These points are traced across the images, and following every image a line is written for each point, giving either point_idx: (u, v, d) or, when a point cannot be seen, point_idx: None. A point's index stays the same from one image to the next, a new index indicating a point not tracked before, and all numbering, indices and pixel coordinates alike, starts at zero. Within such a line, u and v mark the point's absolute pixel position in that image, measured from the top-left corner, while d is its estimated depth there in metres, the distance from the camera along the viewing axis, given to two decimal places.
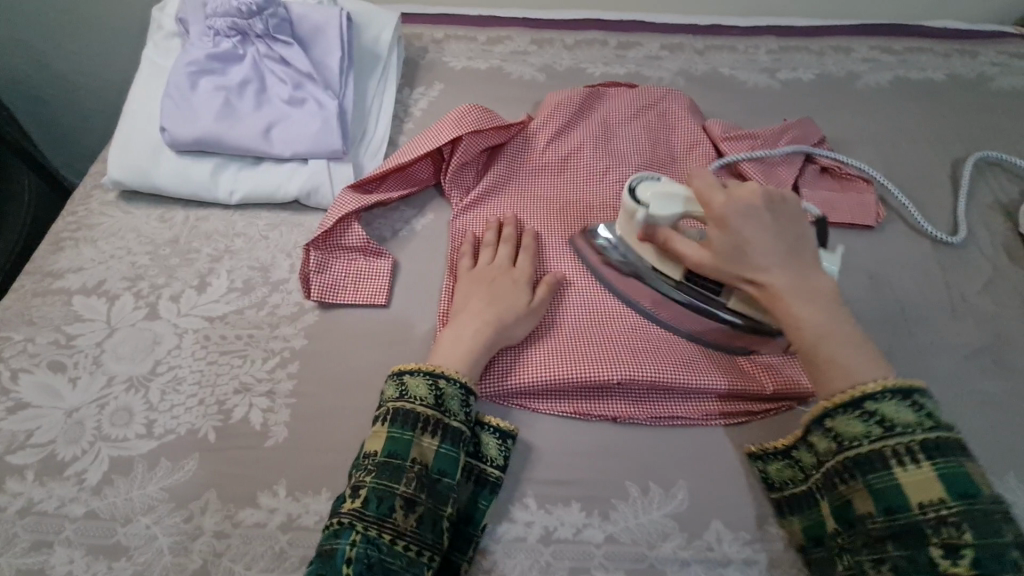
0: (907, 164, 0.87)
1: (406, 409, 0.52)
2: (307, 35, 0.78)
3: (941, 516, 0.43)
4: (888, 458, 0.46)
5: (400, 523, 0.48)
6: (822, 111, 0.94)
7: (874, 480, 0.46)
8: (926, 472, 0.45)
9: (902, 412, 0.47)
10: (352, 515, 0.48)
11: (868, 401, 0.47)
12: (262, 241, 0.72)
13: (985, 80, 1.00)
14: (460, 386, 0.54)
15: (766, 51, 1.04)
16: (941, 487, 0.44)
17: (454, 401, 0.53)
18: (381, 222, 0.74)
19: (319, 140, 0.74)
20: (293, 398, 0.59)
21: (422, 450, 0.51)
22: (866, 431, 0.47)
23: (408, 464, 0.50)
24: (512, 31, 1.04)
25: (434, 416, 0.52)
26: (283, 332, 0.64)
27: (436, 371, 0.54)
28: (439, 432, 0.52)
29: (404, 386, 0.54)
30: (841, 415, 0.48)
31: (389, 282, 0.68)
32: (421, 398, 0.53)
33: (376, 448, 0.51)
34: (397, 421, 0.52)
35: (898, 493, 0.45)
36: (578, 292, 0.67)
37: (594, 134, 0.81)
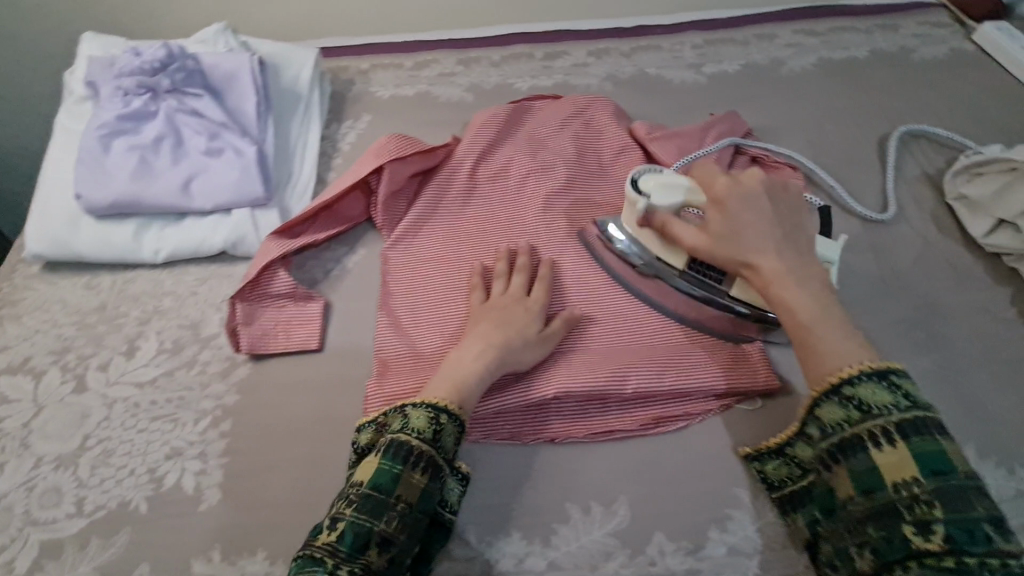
0: (836, 145, 0.87)
1: (401, 441, 0.50)
2: (219, 83, 0.78)
3: (913, 494, 0.42)
4: (866, 441, 0.45)
5: (372, 562, 0.45)
6: (749, 100, 0.95)
7: (856, 463, 0.45)
8: (902, 453, 0.44)
9: (879, 394, 0.45)
10: (323, 548, 0.45)
11: (846, 384, 0.46)
12: (191, 297, 0.71)
13: (908, 52, 1.01)
14: (458, 422, 0.52)
15: (691, 46, 1.05)
16: (916, 466, 0.43)
17: (449, 438, 0.51)
18: (312, 264, 0.74)
19: (239, 189, 0.73)
20: (226, 457, 0.58)
21: (410, 487, 0.48)
22: (846, 414, 0.46)
23: (393, 500, 0.48)
24: (438, 53, 1.04)
25: (425, 451, 0.50)
26: (214, 390, 0.63)
27: (439, 405, 0.52)
28: (429, 469, 0.49)
29: (406, 418, 0.52)
30: (821, 404, 0.47)
31: (322, 324, 0.67)
32: (419, 430, 0.51)
33: (364, 478, 0.49)
34: (389, 453, 0.49)
35: (875, 475, 0.44)
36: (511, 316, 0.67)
37: (521, 150, 0.81)
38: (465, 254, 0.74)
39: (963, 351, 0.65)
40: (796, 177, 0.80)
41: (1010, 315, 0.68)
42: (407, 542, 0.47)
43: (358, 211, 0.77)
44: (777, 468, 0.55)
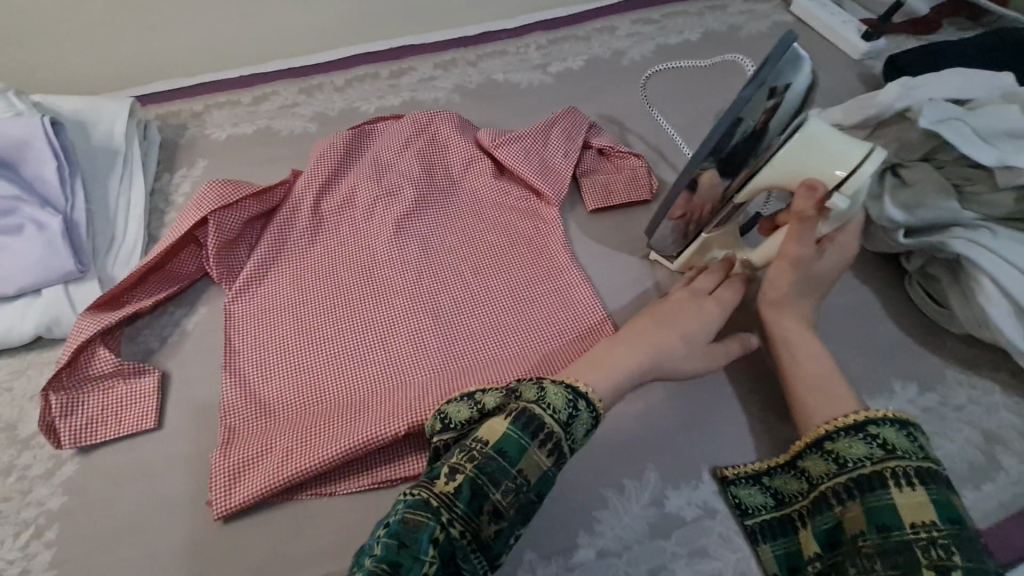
0: (676, 127, 0.90)
1: (537, 413, 0.48)
2: (9, 153, 0.70)
3: (932, 537, 0.43)
4: (886, 478, 0.46)
5: (481, 530, 0.45)
6: (595, 95, 0.97)
7: (872, 499, 0.46)
8: (921, 497, 0.45)
9: (901, 439, 0.48)
10: (442, 498, 0.44)
11: (871, 424, 0.49)
12: (6, 394, 0.63)
13: (736, 30, 1.07)
14: (593, 411, 0.52)
15: (536, 47, 1.05)
16: (933, 512, 0.44)
17: (579, 427, 0.50)
18: (146, 333, 0.68)
19: (46, 266, 0.66)
20: (53, 570, 0.52)
21: (530, 464, 0.47)
22: (869, 451, 0.48)
23: (513, 471, 0.46)
24: (277, 84, 0.99)
25: (556, 432, 0.48)
26: (37, 496, 0.56)
27: (579, 390, 0.52)
28: (551, 450, 0.48)
29: (543, 390, 0.50)
30: (843, 438, 0.50)
31: (159, 399, 0.62)
32: (556, 409, 0.49)
33: (489, 437, 0.47)
34: (519, 421, 0.48)
35: (894, 513, 0.45)
36: (366, 356, 0.66)
37: (365, 176, 0.79)
38: (313, 294, 0.71)
39: None
40: (639, 163, 0.82)
41: None
42: (518, 517, 0.45)
43: (189, 268, 0.72)
44: (752, 494, 0.55)
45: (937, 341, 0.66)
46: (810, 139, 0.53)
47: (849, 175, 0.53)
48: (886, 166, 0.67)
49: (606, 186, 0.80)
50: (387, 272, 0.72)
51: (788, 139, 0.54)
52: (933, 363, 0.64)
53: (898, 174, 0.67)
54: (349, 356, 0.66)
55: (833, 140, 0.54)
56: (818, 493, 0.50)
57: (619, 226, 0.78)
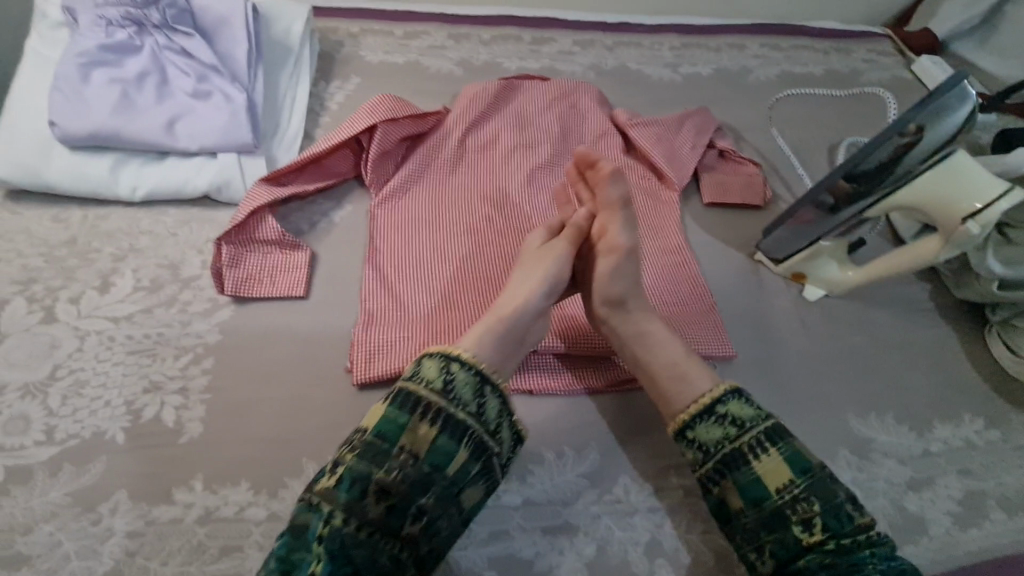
0: (793, 148, 0.96)
1: (410, 390, 0.49)
2: (209, 26, 0.76)
3: (794, 496, 0.49)
4: (746, 452, 0.51)
5: (371, 510, 0.45)
6: (719, 102, 1.02)
7: (740, 476, 0.51)
8: (775, 459, 0.50)
9: (744, 410, 0.53)
10: (323, 494, 0.45)
11: (718, 404, 0.54)
12: (171, 238, 0.70)
13: (857, 74, 1.12)
14: (474, 372, 0.51)
15: (669, 47, 1.11)
16: (788, 469, 0.50)
17: (465, 388, 0.50)
18: (298, 216, 0.74)
19: (227, 133, 0.72)
20: (208, 394, 0.58)
21: (414, 438, 0.47)
22: (724, 432, 0.53)
23: (396, 451, 0.47)
24: (427, 25, 1.05)
25: (438, 404, 0.48)
26: (195, 329, 0.63)
27: (453, 356, 0.51)
28: (437, 420, 0.48)
29: (415, 368, 0.51)
30: (700, 423, 0.54)
31: (308, 273, 0.68)
32: (430, 380, 0.50)
33: (369, 425, 0.48)
34: (396, 401, 0.49)
35: (759, 485, 0.50)
36: (491, 279, 0.70)
37: (510, 123, 0.85)
38: (450, 215, 0.76)
39: (892, 331, 0.73)
40: (756, 172, 0.87)
41: (929, 303, 0.77)
42: (407, 491, 0.45)
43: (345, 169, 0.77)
44: (690, 454, 0.54)
45: (1008, 389, 0.71)
46: (949, 169, 0.59)
47: (988, 206, 0.57)
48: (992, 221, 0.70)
49: (724, 185, 0.85)
50: (517, 210, 0.77)
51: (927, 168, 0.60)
52: (1002, 406, 0.69)
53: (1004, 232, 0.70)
54: (476, 275, 0.71)
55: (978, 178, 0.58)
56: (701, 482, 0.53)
57: (732, 223, 0.83)
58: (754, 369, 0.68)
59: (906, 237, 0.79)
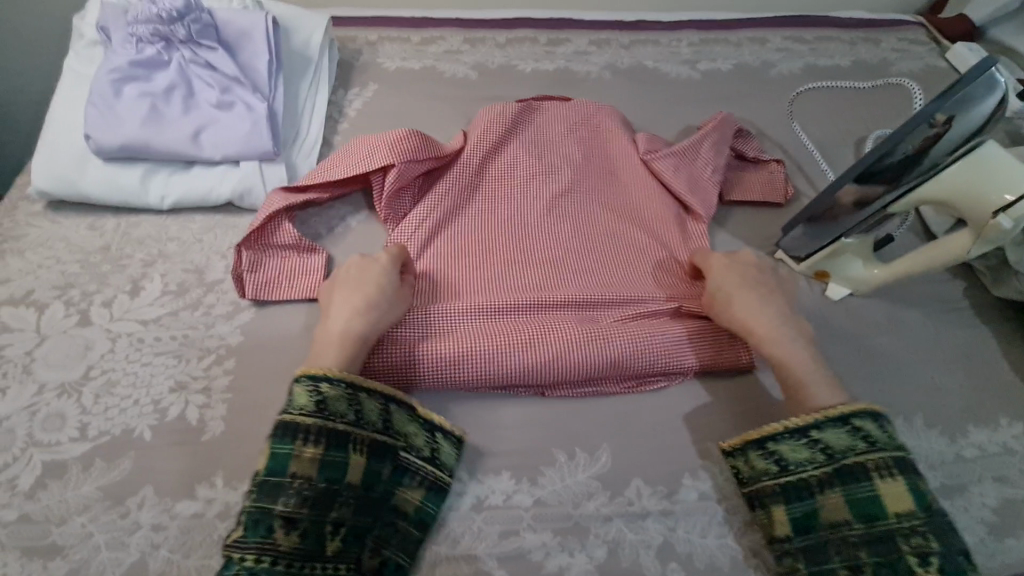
0: (816, 142, 0.93)
1: (285, 422, 0.52)
2: (232, 39, 0.79)
3: (912, 526, 0.50)
4: (870, 471, 0.52)
5: (281, 543, 0.48)
6: (739, 98, 1.00)
7: (858, 492, 0.52)
8: (900, 487, 0.51)
9: (878, 431, 0.54)
10: (232, 545, 0.48)
11: (857, 418, 0.54)
12: (197, 244, 0.72)
13: (886, 65, 1.08)
14: (342, 387, 0.53)
15: (687, 44, 1.09)
16: (910, 499, 0.51)
17: (339, 402, 0.53)
18: (316, 220, 0.76)
19: (249, 142, 0.75)
20: (230, 393, 0.60)
21: (302, 464, 0.51)
22: (853, 445, 0.53)
23: (288, 480, 0.50)
24: (444, 30, 1.07)
25: (315, 425, 0.52)
26: (218, 331, 0.65)
27: (316, 377, 0.53)
28: (318, 441, 0.51)
29: (286, 398, 0.53)
30: (829, 429, 0.54)
31: (325, 275, 0.70)
32: (301, 407, 0.52)
33: (259, 467, 0.51)
34: (276, 436, 0.51)
35: (878, 505, 0.51)
36: (500, 280, 0.69)
37: (521, 119, 0.82)
38: (459, 214, 0.74)
39: (922, 331, 0.70)
40: (779, 169, 0.84)
41: (963, 302, 0.74)
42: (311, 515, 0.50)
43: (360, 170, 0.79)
44: (761, 463, 0.55)
45: None
46: (980, 164, 0.56)
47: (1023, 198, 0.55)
48: None
49: (744, 181, 0.83)
50: (529, 210, 0.76)
51: (953, 161, 0.57)
52: None
53: None
54: (484, 275, 0.69)
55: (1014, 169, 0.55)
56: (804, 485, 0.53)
57: (752, 220, 0.81)
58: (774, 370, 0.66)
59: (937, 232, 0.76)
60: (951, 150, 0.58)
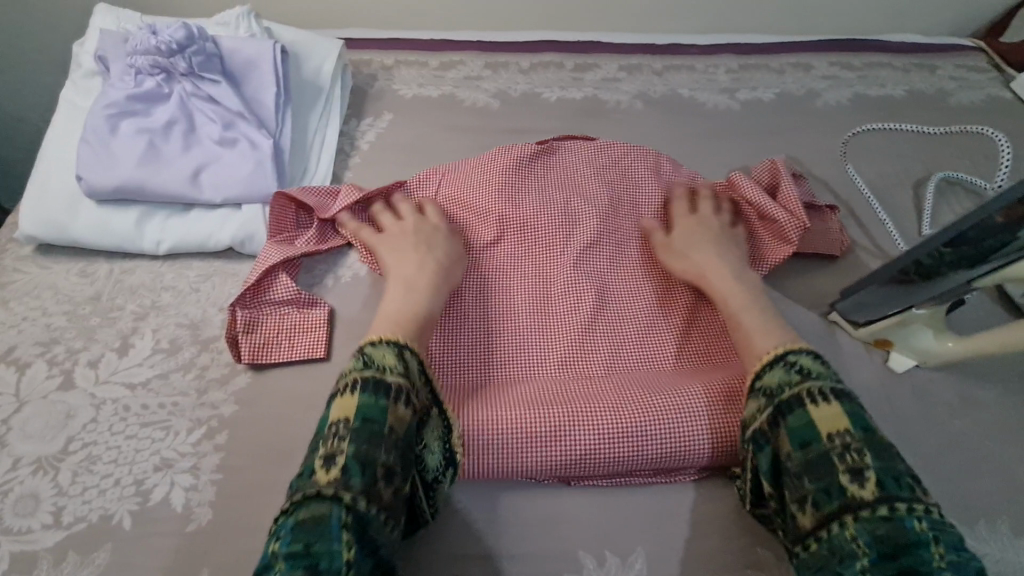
0: (870, 185, 0.85)
1: (377, 379, 0.48)
2: (237, 70, 0.74)
3: (845, 444, 0.45)
4: (805, 399, 0.48)
5: (383, 496, 0.44)
6: (782, 131, 0.92)
7: (794, 421, 0.47)
8: (836, 410, 0.47)
9: (815, 364, 0.51)
10: (335, 488, 0.43)
11: (789, 354, 0.52)
12: (193, 294, 0.67)
13: (944, 95, 0.99)
14: (419, 357, 0.52)
15: (725, 70, 1.02)
16: (846, 420, 0.46)
17: (417, 371, 0.51)
18: (321, 270, 0.70)
19: (252, 183, 0.69)
20: (219, 474, 0.54)
21: (398, 419, 0.46)
22: (788, 378, 0.50)
23: (385, 432, 0.46)
24: (465, 54, 1.01)
25: (406, 385, 0.48)
26: (211, 399, 0.59)
27: (400, 342, 0.52)
28: (409, 401, 0.48)
29: (369, 358, 0.50)
30: (767, 371, 0.52)
31: (329, 333, 0.64)
32: (390, 367, 0.49)
33: (348, 414, 0.46)
34: (368, 390, 0.47)
35: (811, 429, 0.46)
36: (516, 351, 0.64)
37: (532, 167, 0.76)
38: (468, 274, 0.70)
39: (1001, 413, 0.62)
40: (833, 217, 0.76)
41: None
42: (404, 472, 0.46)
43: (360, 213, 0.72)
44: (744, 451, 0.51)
45: None
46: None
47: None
48: None
49: None
50: (546, 267, 0.70)
51: None
52: None
53: None
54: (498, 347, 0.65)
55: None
56: (761, 434, 0.49)
57: (801, 274, 0.73)
58: None
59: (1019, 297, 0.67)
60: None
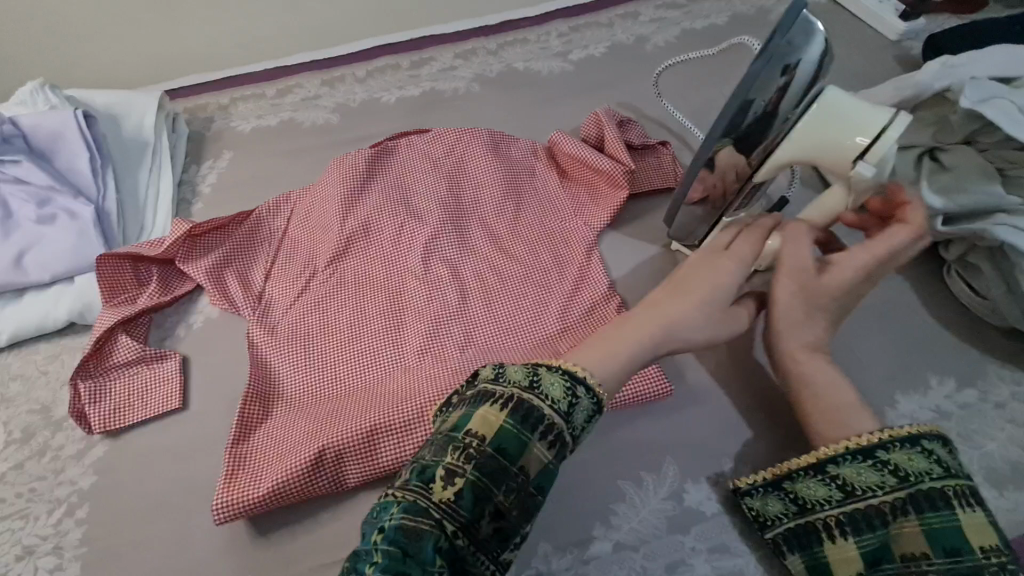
0: (701, 116, 0.88)
1: (532, 403, 0.41)
2: (43, 145, 0.73)
3: (1001, 563, 0.39)
4: (952, 498, 0.41)
5: (482, 532, 0.38)
6: (616, 81, 0.95)
7: (933, 520, 0.41)
8: (982, 519, 0.40)
9: (952, 456, 0.43)
10: (444, 510, 0.37)
11: (924, 439, 0.43)
12: (41, 378, 0.66)
13: (764, 13, 1.03)
14: (594, 398, 0.44)
15: (557, 35, 1.04)
16: (997, 534, 0.40)
17: (581, 415, 0.43)
18: (170, 322, 0.69)
19: (78, 254, 0.69)
20: (84, 547, 0.54)
21: (532, 458, 0.40)
22: (928, 468, 0.42)
23: (515, 471, 0.39)
24: (300, 77, 1.00)
25: (554, 423, 0.41)
26: (69, 475, 0.59)
27: (578, 375, 0.44)
28: (555, 444, 0.41)
29: (538, 376, 0.42)
30: (897, 449, 0.43)
31: (181, 383, 0.63)
32: (555, 399, 0.42)
33: (484, 432, 0.39)
34: (518, 411, 0.40)
35: (957, 534, 0.40)
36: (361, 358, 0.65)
37: (363, 174, 0.76)
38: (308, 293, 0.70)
39: None
40: (666, 151, 0.79)
41: None
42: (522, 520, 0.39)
43: (195, 256, 0.71)
44: (811, 489, 0.46)
45: (977, 336, 0.62)
46: (827, 111, 0.50)
47: (877, 138, 0.50)
48: (924, 149, 0.64)
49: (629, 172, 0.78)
50: (387, 270, 0.71)
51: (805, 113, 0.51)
52: (971, 356, 0.61)
53: (936, 158, 0.63)
54: (344, 356, 0.65)
55: (857, 108, 0.50)
56: (863, 510, 0.43)
57: (640, 217, 0.77)
58: (684, 378, 0.60)
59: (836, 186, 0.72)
60: (798, 103, 0.53)
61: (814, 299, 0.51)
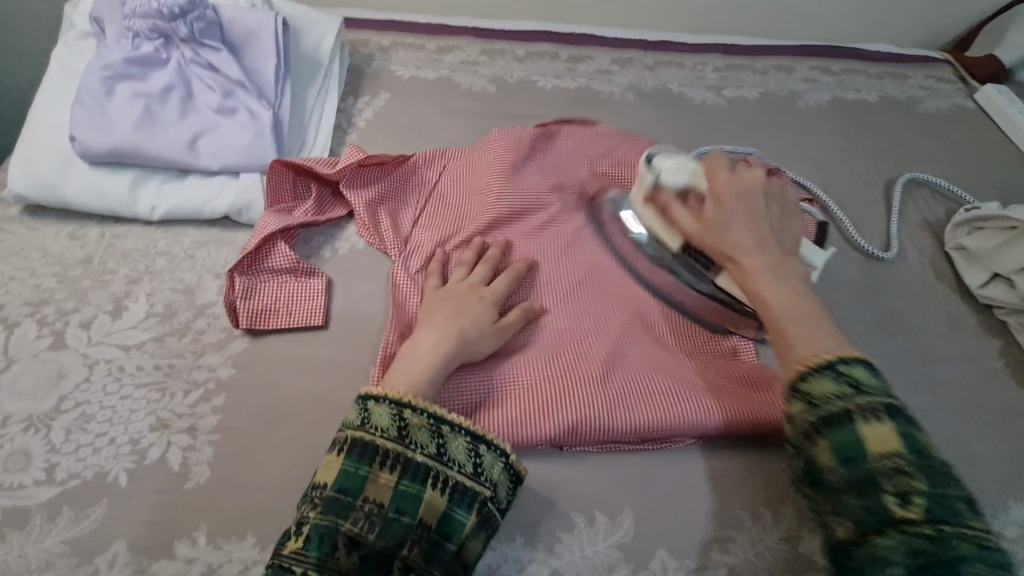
0: (845, 183, 0.90)
1: (363, 440, 0.47)
2: (237, 40, 0.74)
3: (898, 468, 0.41)
4: (855, 416, 0.42)
5: (342, 565, 0.43)
6: (764, 129, 0.96)
7: (841, 437, 0.43)
8: (888, 428, 0.42)
9: (871, 377, 0.45)
10: (290, 558, 0.43)
11: (840, 363, 0.45)
12: (187, 260, 0.66)
13: (914, 102, 1.05)
14: (499, 452, 0.49)
15: (713, 69, 1.06)
16: (898, 441, 0.41)
17: (458, 448, 0.48)
18: (318, 240, 0.70)
19: (249, 153, 0.70)
20: (217, 434, 0.55)
21: (378, 487, 0.46)
22: (839, 389, 0.44)
23: (360, 501, 0.45)
24: (461, 40, 1.02)
25: (395, 449, 0.47)
26: (208, 361, 0.59)
27: (480, 436, 0.49)
28: (405, 469, 0.46)
29: (365, 412, 0.48)
30: (814, 375, 0.45)
31: (326, 301, 0.64)
32: (383, 428, 0.47)
33: (327, 479, 0.46)
34: (352, 452, 0.46)
35: (861, 446, 0.42)
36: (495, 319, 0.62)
37: (529, 147, 0.76)
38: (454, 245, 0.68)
39: (955, 394, 0.67)
40: (812, 210, 0.81)
41: (997, 362, 0.70)
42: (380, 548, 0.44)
43: (359, 186, 0.72)
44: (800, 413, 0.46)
45: None
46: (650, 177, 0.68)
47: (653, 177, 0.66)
48: None
49: None
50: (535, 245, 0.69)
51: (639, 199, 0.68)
52: None
53: None
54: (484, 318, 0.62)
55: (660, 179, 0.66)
56: (799, 437, 0.45)
57: None
58: None
59: (971, 287, 0.76)
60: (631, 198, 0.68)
61: (732, 208, 0.59)
